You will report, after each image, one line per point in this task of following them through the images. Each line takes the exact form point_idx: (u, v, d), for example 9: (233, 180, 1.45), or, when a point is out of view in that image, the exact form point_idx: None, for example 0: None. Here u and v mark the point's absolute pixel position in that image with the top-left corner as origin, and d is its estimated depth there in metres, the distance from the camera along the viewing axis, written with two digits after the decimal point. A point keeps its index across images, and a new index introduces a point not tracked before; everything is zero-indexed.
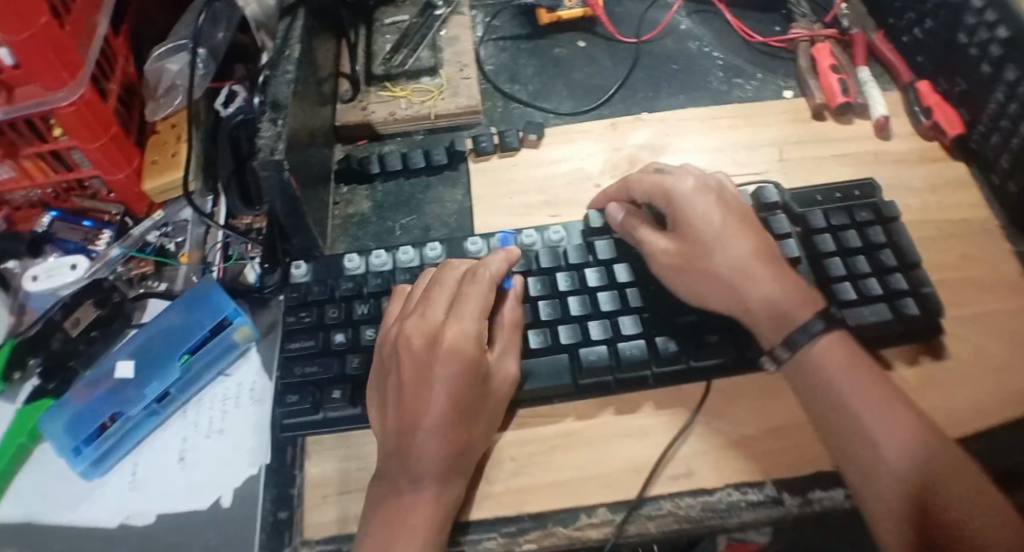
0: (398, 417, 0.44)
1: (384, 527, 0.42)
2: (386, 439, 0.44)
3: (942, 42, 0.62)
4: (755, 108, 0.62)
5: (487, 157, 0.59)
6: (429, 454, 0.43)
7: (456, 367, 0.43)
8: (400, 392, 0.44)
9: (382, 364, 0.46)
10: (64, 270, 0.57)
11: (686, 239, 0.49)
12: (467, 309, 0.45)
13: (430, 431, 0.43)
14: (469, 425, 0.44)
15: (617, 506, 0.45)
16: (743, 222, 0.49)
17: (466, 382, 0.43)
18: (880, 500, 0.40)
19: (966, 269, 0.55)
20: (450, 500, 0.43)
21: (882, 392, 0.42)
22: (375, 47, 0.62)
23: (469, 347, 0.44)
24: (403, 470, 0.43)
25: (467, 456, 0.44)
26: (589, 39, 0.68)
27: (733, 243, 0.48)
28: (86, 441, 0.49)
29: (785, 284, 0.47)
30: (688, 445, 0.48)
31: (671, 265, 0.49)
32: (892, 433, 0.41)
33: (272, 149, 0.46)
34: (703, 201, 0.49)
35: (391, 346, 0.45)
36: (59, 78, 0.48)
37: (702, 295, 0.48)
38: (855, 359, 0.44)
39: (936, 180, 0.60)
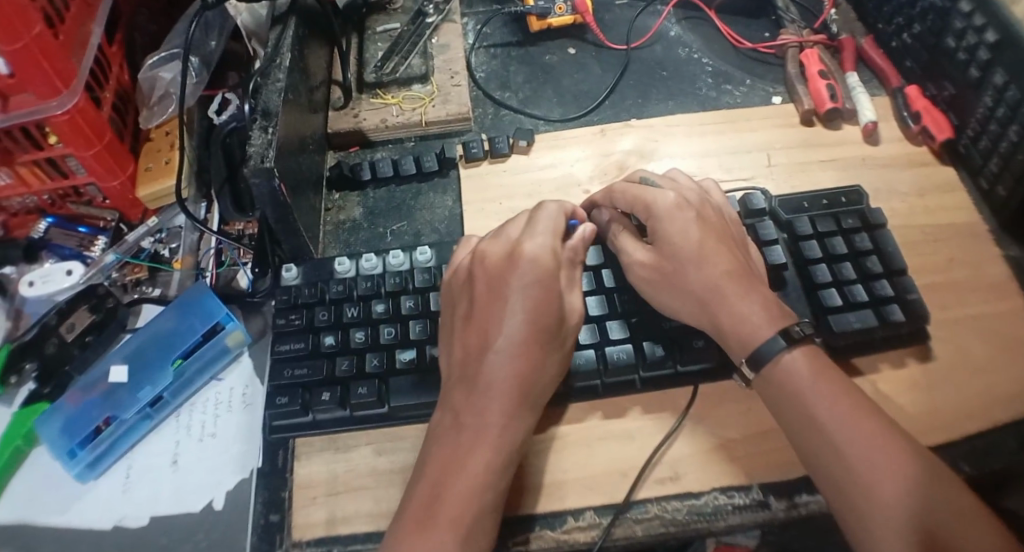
0: (467, 341, 0.45)
1: (445, 453, 0.42)
2: (451, 369, 0.45)
3: (929, 47, 0.63)
4: (743, 114, 0.63)
5: (477, 163, 0.60)
6: (497, 375, 0.43)
7: (531, 276, 0.45)
8: (471, 315, 0.46)
9: (453, 297, 0.48)
10: (59, 276, 0.58)
11: (664, 253, 0.49)
12: (539, 227, 0.48)
13: (501, 351, 0.44)
14: (538, 352, 0.44)
15: (603, 510, 0.46)
16: (720, 239, 0.49)
17: (538, 301, 0.45)
18: (859, 517, 0.40)
19: (952, 272, 0.55)
20: (516, 431, 0.43)
21: (851, 406, 0.42)
22: (366, 54, 0.63)
23: (543, 266, 0.46)
24: (467, 395, 0.43)
25: (534, 388, 0.44)
26: (579, 46, 0.68)
27: (710, 257, 0.48)
28: (81, 444, 0.49)
29: (756, 304, 0.46)
30: (674, 449, 0.48)
31: (646, 277, 0.50)
32: (863, 448, 0.41)
33: (262, 156, 0.47)
34: (679, 217, 0.50)
35: (463, 276, 0.48)
36: (50, 87, 0.49)
37: (675, 310, 0.49)
38: (822, 373, 0.44)
39: (923, 185, 0.60)
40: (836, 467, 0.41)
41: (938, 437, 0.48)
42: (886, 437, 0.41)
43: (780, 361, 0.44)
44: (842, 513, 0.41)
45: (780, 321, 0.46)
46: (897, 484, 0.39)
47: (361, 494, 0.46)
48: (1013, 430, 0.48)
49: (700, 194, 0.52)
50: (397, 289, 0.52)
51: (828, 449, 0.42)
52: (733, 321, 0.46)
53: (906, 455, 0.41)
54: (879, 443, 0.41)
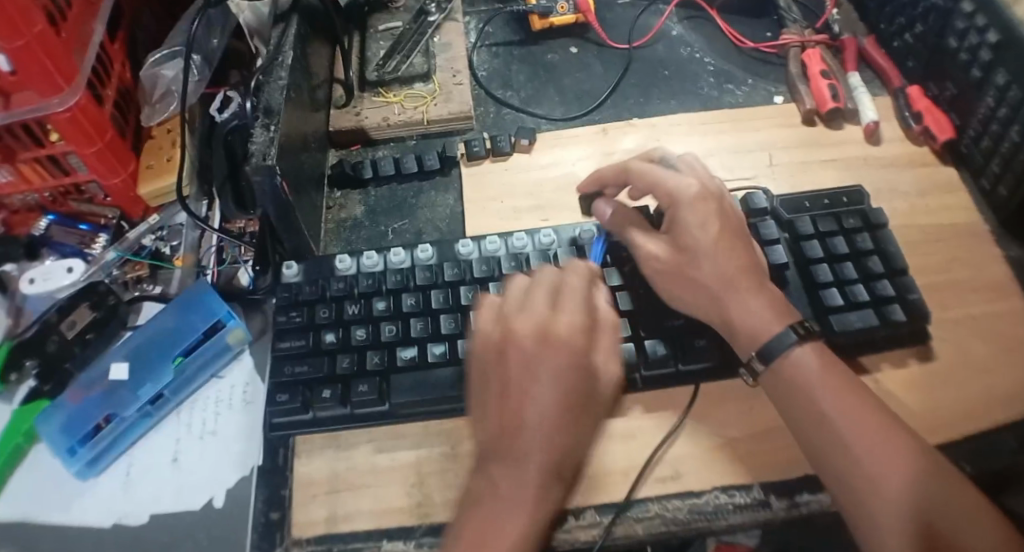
0: (501, 414, 0.43)
1: (483, 520, 0.41)
2: (484, 437, 0.44)
3: (931, 48, 0.63)
4: (745, 113, 0.63)
5: (479, 161, 0.60)
6: (533, 453, 0.42)
7: (567, 359, 0.44)
8: (503, 391, 0.44)
9: (481, 366, 0.45)
10: (60, 274, 0.58)
11: (679, 247, 0.50)
12: (568, 301, 0.46)
13: (536, 429, 0.42)
14: (572, 426, 0.43)
15: (604, 509, 0.46)
16: (736, 234, 0.49)
17: (574, 378, 0.44)
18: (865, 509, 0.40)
19: (953, 272, 0.55)
20: (551, 503, 0.42)
21: (856, 403, 0.43)
22: (368, 53, 0.63)
23: (575, 340, 0.45)
24: (502, 466, 0.42)
25: (569, 459, 0.43)
26: (580, 45, 0.68)
27: (723, 256, 0.48)
28: (81, 441, 0.49)
29: (766, 299, 0.47)
30: (675, 448, 0.48)
31: (661, 270, 0.50)
32: (869, 442, 0.41)
33: (264, 154, 0.47)
34: (701, 209, 0.49)
35: (493, 346, 0.45)
36: (52, 84, 0.49)
37: (684, 303, 0.49)
38: (830, 368, 0.44)
39: (924, 185, 0.60)
40: (842, 464, 0.41)
41: (939, 436, 0.48)
42: (891, 433, 0.41)
43: (785, 356, 0.45)
44: (846, 505, 0.41)
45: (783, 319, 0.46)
46: (902, 477, 0.40)
47: (362, 492, 0.46)
48: (1015, 428, 0.48)
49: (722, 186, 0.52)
50: (398, 288, 0.52)
51: (833, 445, 0.42)
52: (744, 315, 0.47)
53: (911, 452, 0.41)
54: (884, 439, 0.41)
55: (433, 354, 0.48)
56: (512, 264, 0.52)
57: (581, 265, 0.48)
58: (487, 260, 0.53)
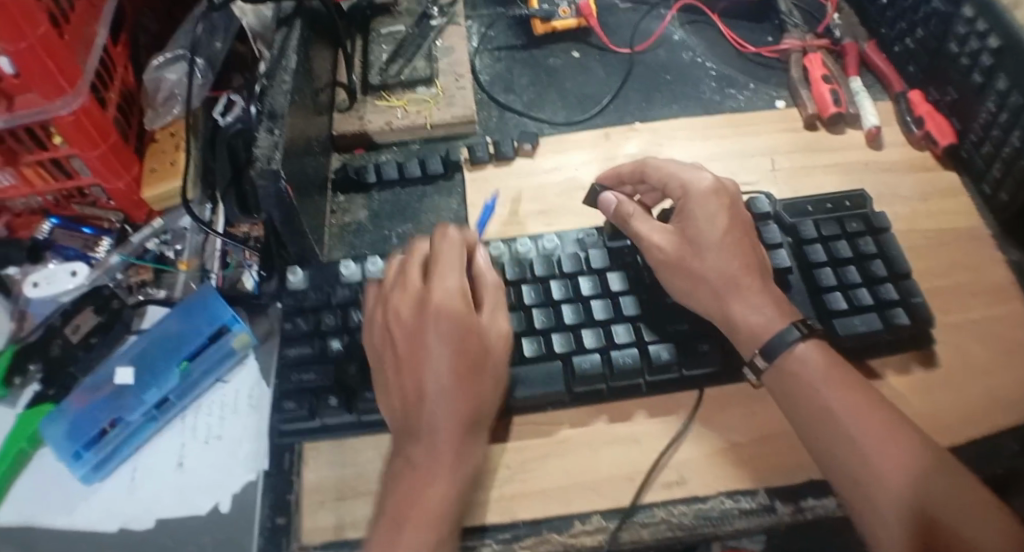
0: (402, 388, 0.44)
1: (408, 488, 0.42)
2: (393, 413, 0.45)
3: (932, 53, 0.63)
4: (747, 117, 0.63)
5: (483, 166, 0.60)
6: (436, 418, 0.43)
7: (446, 324, 0.45)
8: (397, 366, 0.45)
9: (376, 346, 0.46)
10: (63, 277, 0.58)
11: (684, 238, 0.50)
12: (444, 269, 0.47)
13: (435, 395, 0.44)
14: (471, 384, 0.44)
15: (610, 514, 0.46)
16: (744, 235, 0.50)
17: (465, 340, 0.45)
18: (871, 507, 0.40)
19: (955, 276, 0.55)
20: (468, 459, 0.44)
21: (858, 400, 0.43)
22: (371, 57, 0.63)
23: (452, 306, 0.46)
24: (414, 437, 0.43)
25: (477, 417, 0.44)
26: (583, 49, 0.68)
27: (723, 251, 0.49)
28: (86, 446, 0.50)
29: (768, 301, 0.48)
30: (680, 454, 0.49)
31: (664, 261, 0.50)
32: (874, 440, 0.41)
33: (268, 158, 0.47)
34: (712, 205, 0.50)
35: (381, 327, 0.46)
36: (55, 87, 0.49)
37: (686, 295, 0.50)
38: (834, 366, 0.45)
39: (925, 189, 0.60)
40: (845, 461, 0.42)
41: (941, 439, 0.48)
42: (896, 431, 0.42)
43: (790, 352, 0.45)
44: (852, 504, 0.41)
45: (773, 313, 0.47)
46: (908, 475, 0.40)
47: (369, 498, 0.46)
48: (1016, 431, 0.48)
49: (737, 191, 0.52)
50: None
51: (836, 442, 0.42)
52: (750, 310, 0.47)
53: (913, 447, 0.41)
54: (885, 435, 0.41)
55: None
56: (515, 269, 0.53)
57: (454, 237, 0.49)
58: (520, 261, 0.54)
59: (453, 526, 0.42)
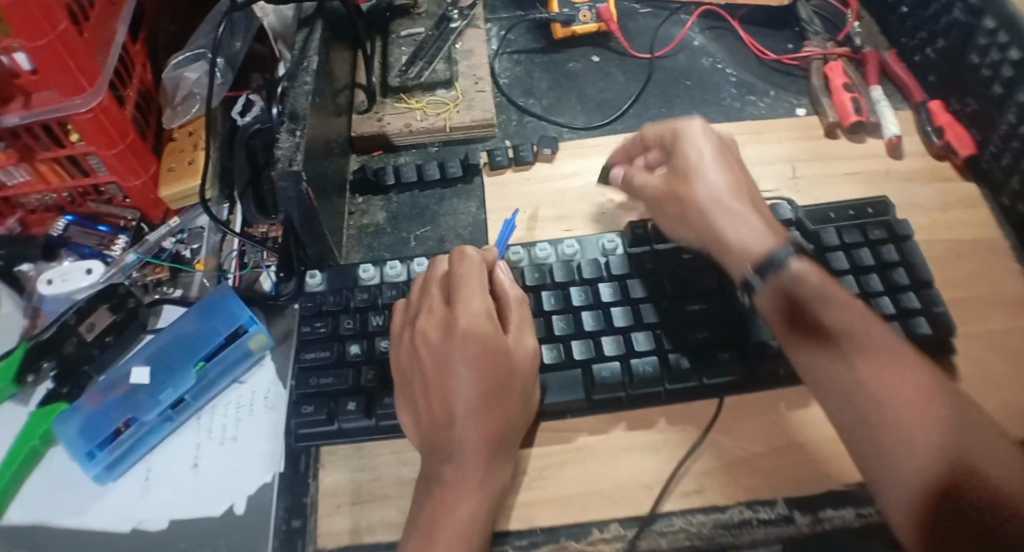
0: (430, 410, 0.44)
1: (436, 507, 0.42)
2: (422, 435, 0.45)
3: (952, 64, 0.63)
4: (768, 125, 0.63)
5: (501, 171, 0.60)
6: (467, 442, 0.43)
7: (476, 347, 0.44)
8: (425, 389, 0.44)
9: (402, 367, 0.46)
10: (78, 275, 0.57)
11: (675, 171, 0.53)
12: (470, 288, 0.46)
13: (465, 419, 0.43)
14: (501, 406, 0.44)
15: (628, 522, 0.46)
16: (733, 164, 0.52)
17: (494, 363, 0.44)
18: (865, 429, 0.39)
19: (974, 287, 0.55)
20: (497, 480, 0.44)
21: (891, 368, 0.40)
22: (391, 59, 0.63)
23: (480, 327, 0.45)
24: (442, 460, 0.43)
25: (504, 438, 0.45)
26: (602, 54, 0.68)
27: (711, 173, 0.51)
28: (100, 445, 0.49)
29: (758, 217, 0.49)
30: (700, 463, 0.48)
31: (656, 196, 0.53)
32: (871, 361, 0.40)
33: (290, 159, 0.47)
34: (701, 140, 0.52)
35: (407, 349, 0.46)
36: (74, 85, 0.49)
37: (680, 226, 0.52)
38: (830, 286, 0.44)
39: (945, 199, 0.60)
40: (869, 431, 0.39)
41: None
42: (896, 356, 0.40)
43: (816, 312, 0.43)
44: (847, 427, 0.40)
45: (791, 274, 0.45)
46: (905, 395, 0.39)
47: (385, 503, 0.46)
48: None
49: (728, 139, 0.54)
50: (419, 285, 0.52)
51: (861, 411, 0.39)
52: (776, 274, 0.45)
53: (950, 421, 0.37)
54: (919, 407, 0.38)
55: None
56: (535, 275, 0.52)
57: (473, 253, 0.48)
58: (539, 266, 0.53)
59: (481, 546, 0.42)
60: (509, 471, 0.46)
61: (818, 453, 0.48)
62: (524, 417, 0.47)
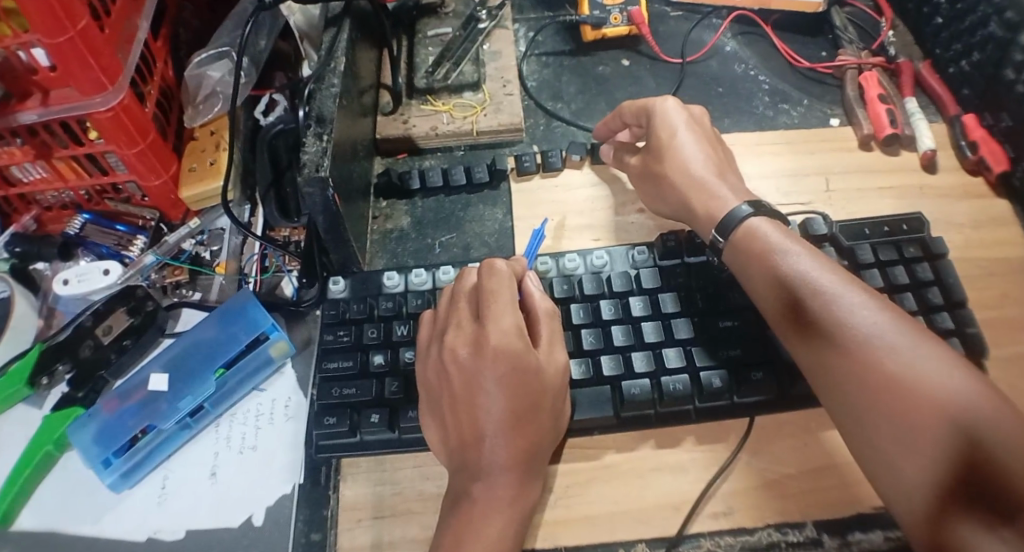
0: (459, 425, 0.43)
1: (467, 533, 0.41)
2: (450, 449, 0.44)
3: (987, 78, 0.61)
4: (801, 136, 0.61)
5: (529, 177, 0.58)
6: (496, 460, 0.42)
7: (506, 367, 0.43)
8: (454, 406, 0.43)
9: (429, 382, 0.45)
10: (96, 275, 0.55)
11: (650, 149, 0.55)
12: (501, 305, 0.45)
13: (494, 437, 0.42)
14: (531, 424, 0.43)
15: (655, 543, 0.45)
16: (705, 137, 0.54)
17: (520, 378, 0.43)
18: (825, 368, 0.42)
19: (1009, 307, 0.53)
20: (526, 499, 0.43)
21: (879, 347, 0.40)
22: (417, 59, 0.61)
23: (511, 346, 0.43)
24: (470, 477, 0.42)
25: (532, 456, 0.44)
26: (633, 58, 0.66)
27: (683, 148, 0.53)
28: (116, 453, 0.48)
29: (724, 189, 0.51)
30: (729, 483, 0.47)
31: (637, 174, 0.56)
32: (825, 301, 0.43)
33: (317, 165, 0.45)
34: (674, 116, 0.54)
35: (436, 365, 0.44)
36: (95, 82, 0.47)
37: (657, 201, 0.55)
38: (786, 237, 0.47)
39: (980, 217, 0.58)
40: (849, 404, 0.41)
41: None
42: (847, 294, 0.43)
43: (798, 293, 0.44)
44: (810, 368, 0.43)
45: (776, 260, 0.46)
46: (858, 331, 0.41)
47: (409, 518, 0.45)
48: None
49: (702, 111, 0.56)
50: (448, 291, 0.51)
51: (852, 399, 0.40)
52: (762, 262, 0.46)
53: (943, 397, 0.38)
54: (911, 386, 0.39)
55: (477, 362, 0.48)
56: (564, 287, 0.51)
57: (501, 266, 0.47)
58: (567, 278, 0.52)
59: None
60: (538, 488, 0.45)
61: (852, 474, 0.47)
62: (553, 430, 0.45)
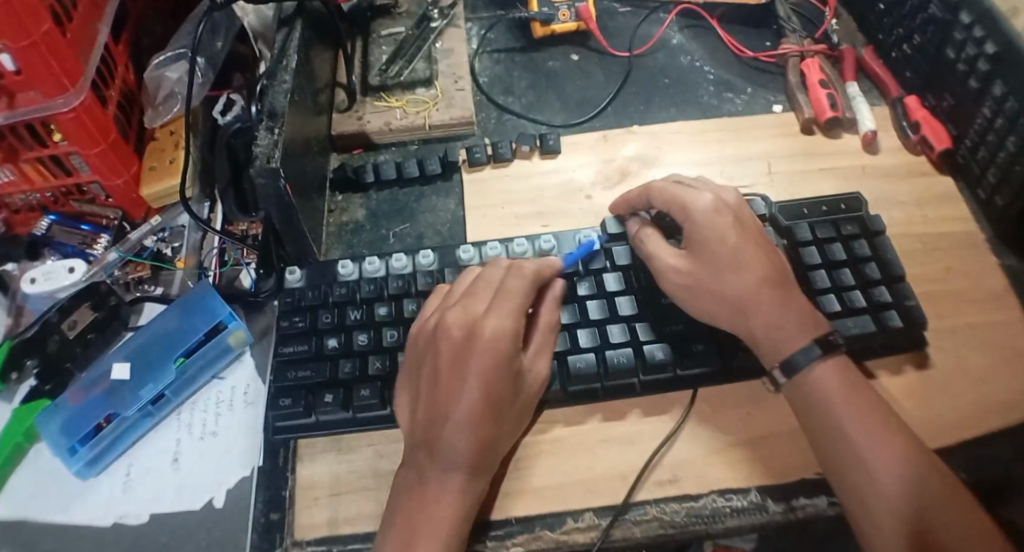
0: (433, 400, 0.45)
1: (411, 521, 0.42)
2: (416, 426, 0.45)
3: (928, 60, 0.64)
4: (744, 122, 0.64)
5: (480, 168, 0.60)
6: (455, 448, 0.43)
7: (490, 359, 0.44)
8: (434, 378, 0.45)
9: (418, 351, 0.47)
10: (61, 274, 0.57)
11: (698, 260, 0.49)
12: (506, 306, 0.46)
13: (460, 422, 0.44)
14: (496, 419, 0.45)
15: (602, 511, 0.46)
16: (760, 245, 0.50)
17: (501, 374, 0.44)
18: (830, 438, 0.44)
19: (947, 279, 0.56)
20: (477, 492, 0.44)
21: (894, 446, 0.42)
22: (371, 58, 0.63)
23: (501, 344, 0.44)
24: (428, 457, 0.44)
25: (492, 450, 0.45)
26: (582, 52, 0.69)
27: (745, 266, 0.48)
28: (81, 441, 0.49)
29: (792, 313, 0.47)
30: (674, 453, 0.49)
31: (681, 284, 0.50)
32: (833, 388, 0.45)
33: (268, 157, 0.47)
34: (721, 223, 0.50)
35: (428, 335, 0.46)
36: (57, 83, 0.49)
37: (707, 315, 0.49)
38: (810, 324, 0.47)
39: (922, 194, 0.61)
40: (847, 474, 0.43)
41: (939, 442, 0.48)
42: (853, 389, 0.45)
43: (821, 383, 0.45)
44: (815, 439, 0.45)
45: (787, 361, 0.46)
46: (855, 420, 0.43)
47: (364, 494, 0.46)
48: (1007, 435, 0.48)
49: (739, 200, 0.52)
50: (400, 292, 0.52)
51: (844, 467, 0.43)
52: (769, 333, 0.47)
53: (950, 524, 0.40)
54: (916, 494, 0.41)
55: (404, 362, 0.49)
56: None
57: (528, 271, 0.49)
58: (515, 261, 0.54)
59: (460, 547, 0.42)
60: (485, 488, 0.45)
61: (793, 443, 0.49)
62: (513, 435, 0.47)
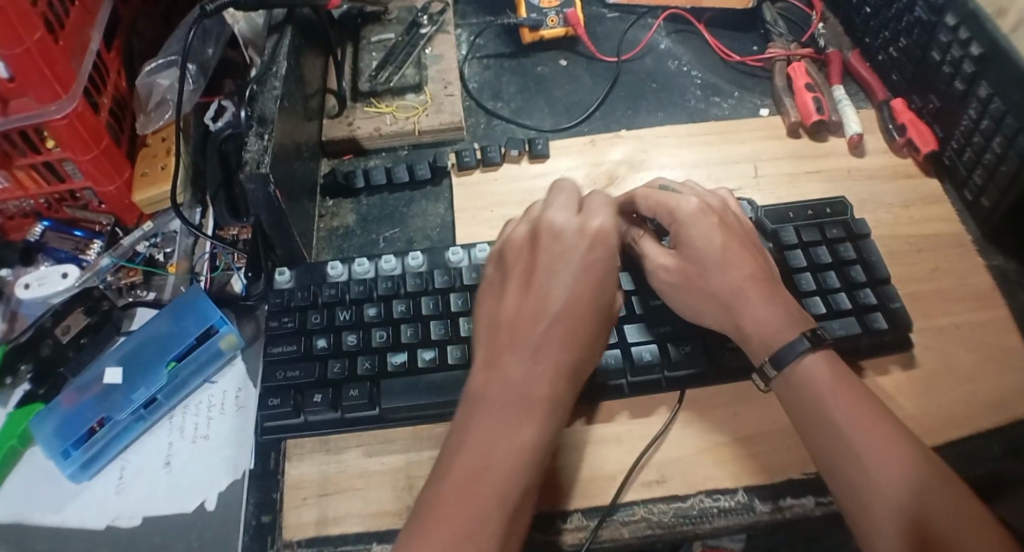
0: (525, 300, 0.43)
1: (490, 428, 0.38)
2: (498, 329, 0.42)
3: (913, 62, 0.64)
4: (731, 126, 0.64)
5: (470, 171, 0.61)
6: (550, 344, 0.41)
7: (594, 252, 0.44)
8: (529, 275, 0.44)
9: (505, 257, 0.46)
10: (55, 279, 0.58)
11: (686, 260, 0.50)
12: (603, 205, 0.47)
13: (558, 316, 0.42)
14: (590, 324, 0.43)
15: (591, 513, 0.47)
16: (746, 245, 0.50)
17: (599, 273, 0.44)
18: (825, 433, 0.44)
19: (933, 280, 0.56)
20: (564, 405, 0.41)
21: (889, 440, 0.42)
22: (361, 64, 0.64)
23: (608, 241, 0.45)
24: (516, 356, 0.41)
25: (581, 361, 0.42)
26: (570, 58, 0.70)
27: (733, 266, 0.49)
28: (74, 444, 0.50)
29: (778, 309, 0.48)
30: (662, 453, 0.49)
31: (669, 283, 0.51)
32: (827, 383, 0.45)
33: (257, 162, 0.48)
34: (706, 225, 0.50)
35: (522, 239, 0.46)
36: (49, 90, 0.50)
37: (699, 313, 0.50)
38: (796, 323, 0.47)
39: (908, 195, 0.61)
40: (844, 473, 0.42)
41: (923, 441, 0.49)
42: (845, 381, 0.45)
43: (810, 379, 0.45)
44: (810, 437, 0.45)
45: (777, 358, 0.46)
46: (850, 415, 0.43)
47: (354, 495, 0.47)
48: (991, 434, 0.49)
49: (722, 201, 0.53)
50: (389, 294, 0.53)
51: (841, 465, 0.43)
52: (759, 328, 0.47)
53: (957, 523, 0.38)
54: (916, 494, 0.40)
55: (392, 364, 0.49)
56: None
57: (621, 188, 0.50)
58: None
59: (532, 473, 0.38)
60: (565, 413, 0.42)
61: (778, 444, 0.49)
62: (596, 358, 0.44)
